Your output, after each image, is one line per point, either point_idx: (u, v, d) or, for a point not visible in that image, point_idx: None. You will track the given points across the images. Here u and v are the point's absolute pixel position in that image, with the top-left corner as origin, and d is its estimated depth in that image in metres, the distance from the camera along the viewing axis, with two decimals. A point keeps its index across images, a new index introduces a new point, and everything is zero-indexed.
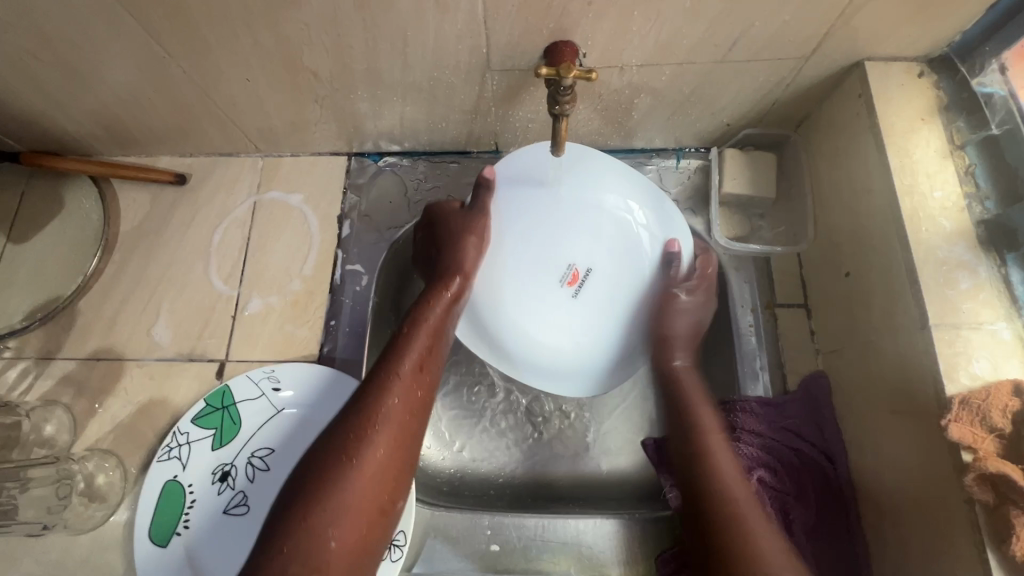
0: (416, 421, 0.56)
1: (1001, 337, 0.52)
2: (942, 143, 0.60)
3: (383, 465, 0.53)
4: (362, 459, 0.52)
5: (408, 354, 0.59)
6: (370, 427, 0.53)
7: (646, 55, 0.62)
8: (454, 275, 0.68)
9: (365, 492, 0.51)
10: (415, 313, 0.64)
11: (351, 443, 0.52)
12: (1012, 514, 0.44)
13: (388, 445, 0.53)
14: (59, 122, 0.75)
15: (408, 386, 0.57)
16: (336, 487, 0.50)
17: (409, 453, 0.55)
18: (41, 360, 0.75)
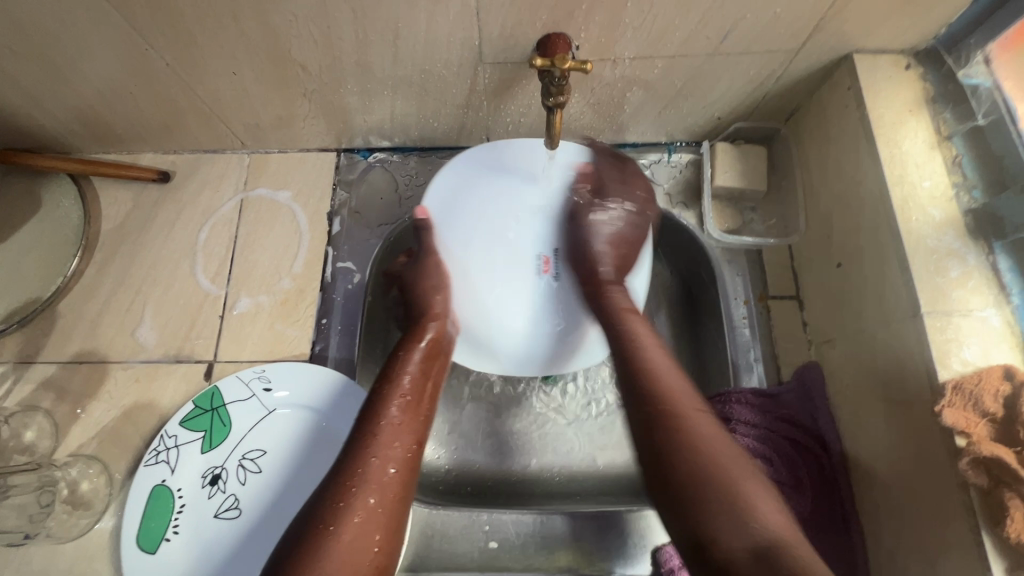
0: (399, 481, 0.53)
1: (991, 324, 0.52)
2: (930, 134, 0.61)
3: (365, 530, 0.49)
4: (339, 524, 0.48)
5: (385, 411, 0.57)
6: (348, 488, 0.50)
7: (639, 47, 0.62)
8: (428, 323, 0.67)
9: (346, 560, 0.47)
10: (388, 370, 0.62)
11: (328, 510, 0.49)
12: (1005, 497, 0.45)
13: (370, 507, 0.50)
14: (36, 118, 0.73)
15: (388, 442, 0.54)
16: (314, 556, 0.46)
17: (395, 515, 0.51)
18: (20, 364, 0.73)
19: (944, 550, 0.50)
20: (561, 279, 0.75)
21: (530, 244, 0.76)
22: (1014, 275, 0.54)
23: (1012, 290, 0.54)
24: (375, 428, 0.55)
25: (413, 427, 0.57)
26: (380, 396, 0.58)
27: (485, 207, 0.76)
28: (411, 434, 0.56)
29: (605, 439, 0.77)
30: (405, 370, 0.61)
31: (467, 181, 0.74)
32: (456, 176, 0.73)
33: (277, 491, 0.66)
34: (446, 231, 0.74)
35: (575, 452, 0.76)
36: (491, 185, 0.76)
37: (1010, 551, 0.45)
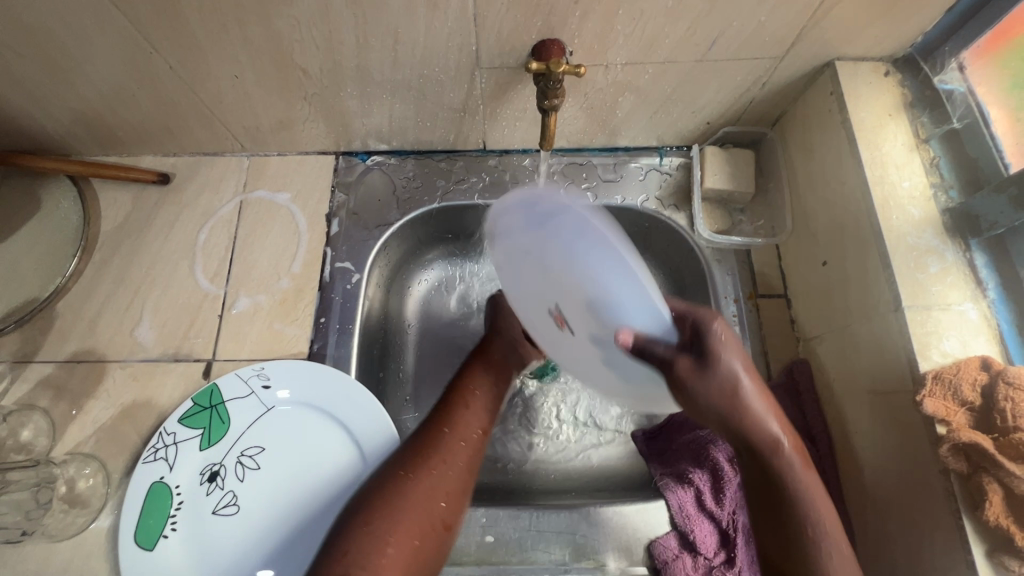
0: (467, 453, 0.58)
1: (968, 317, 0.55)
2: (908, 137, 0.63)
3: (437, 486, 0.54)
4: (416, 474, 0.54)
5: (464, 396, 0.63)
6: (427, 448, 0.57)
7: (629, 53, 0.64)
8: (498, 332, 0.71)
9: (425, 506, 0.52)
10: (470, 361, 0.68)
11: (408, 462, 0.55)
12: (984, 482, 0.47)
13: (444, 469, 0.55)
14: (37, 120, 0.74)
15: (461, 418, 0.60)
16: (396, 496, 0.52)
17: (463, 481, 0.56)
18: (18, 363, 0.73)
19: (929, 535, 0.51)
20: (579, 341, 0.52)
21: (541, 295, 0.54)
22: (989, 270, 0.56)
23: (988, 285, 0.56)
24: (453, 404, 0.62)
25: (483, 414, 0.63)
26: (458, 384, 0.64)
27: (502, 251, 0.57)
28: (480, 417, 0.62)
29: (600, 437, 0.79)
30: (484, 366, 0.66)
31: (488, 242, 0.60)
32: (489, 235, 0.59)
33: (276, 488, 0.67)
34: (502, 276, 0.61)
35: (569, 449, 0.78)
36: (499, 254, 0.58)
37: (988, 532, 0.47)
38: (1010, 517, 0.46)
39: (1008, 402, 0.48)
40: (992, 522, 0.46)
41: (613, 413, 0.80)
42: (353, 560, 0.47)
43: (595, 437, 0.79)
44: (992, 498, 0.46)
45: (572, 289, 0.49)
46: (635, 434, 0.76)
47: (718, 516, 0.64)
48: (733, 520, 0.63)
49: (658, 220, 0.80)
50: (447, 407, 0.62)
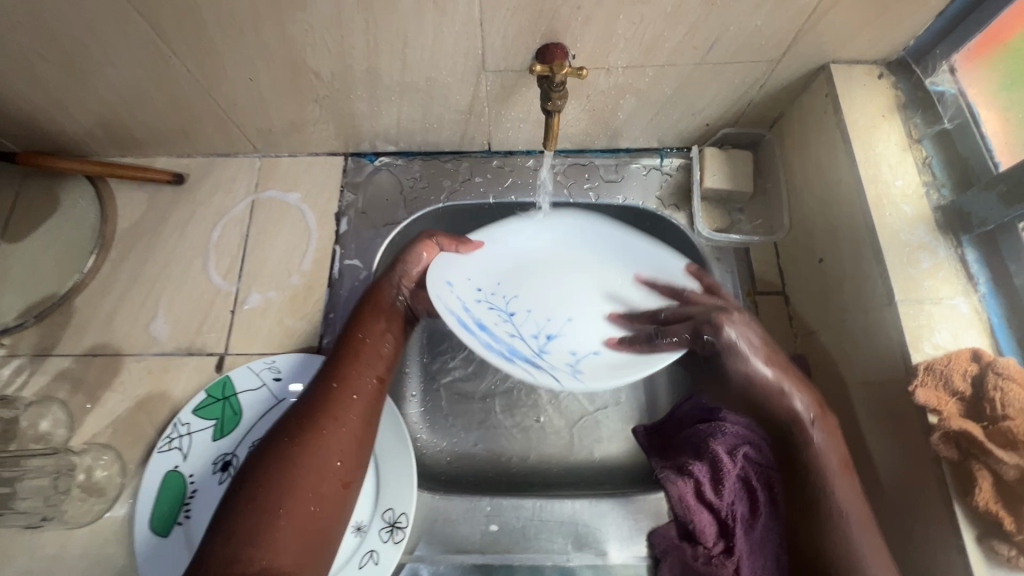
0: (360, 408, 0.59)
1: (959, 311, 0.56)
2: (901, 137, 0.65)
3: (329, 447, 0.56)
4: (304, 439, 0.55)
5: (353, 349, 0.63)
6: (316, 412, 0.57)
7: (630, 57, 0.66)
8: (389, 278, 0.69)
9: (317, 469, 0.54)
10: (360, 313, 0.67)
11: (296, 428, 0.56)
12: (975, 469, 0.48)
13: (335, 427, 0.57)
14: (58, 121, 0.77)
15: (350, 374, 0.61)
16: (286, 465, 0.53)
17: (357, 435, 0.58)
18: (36, 357, 0.75)
19: (923, 522, 0.53)
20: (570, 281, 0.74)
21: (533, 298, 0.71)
22: (980, 266, 0.58)
23: (979, 280, 0.58)
24: (341, 363, 0.62)
25: (376, 367, 0.63)
26: (349, 338, 0.64)
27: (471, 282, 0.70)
28: (373, 370, 0.63)
29: (602, 431, 0.80)
30: (377, 317, 0.67)
31: (440, 287, 0.65)
32: (473, 323, 0.64)
33: None
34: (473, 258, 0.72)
35: (571, 443, 0.80)
36: (478, 304, 0.67)
37: (979, 518, 0.49)
38: (999, 503, 0.47)
39: (998, 392, 0.49)
40: (983, 507, 0.48)
41: (615, 408, 0.82)
42: (244, 535, 0.49)
43: (596, 431, 0.80)
44: (982, 484, 0.48)
45: (576, 327, 0.69)
46: (635, 429, 0.77)
47: (718, 506, 0.64)
48: (732, 510, 0.64)
49: (659, 219, 0.82)
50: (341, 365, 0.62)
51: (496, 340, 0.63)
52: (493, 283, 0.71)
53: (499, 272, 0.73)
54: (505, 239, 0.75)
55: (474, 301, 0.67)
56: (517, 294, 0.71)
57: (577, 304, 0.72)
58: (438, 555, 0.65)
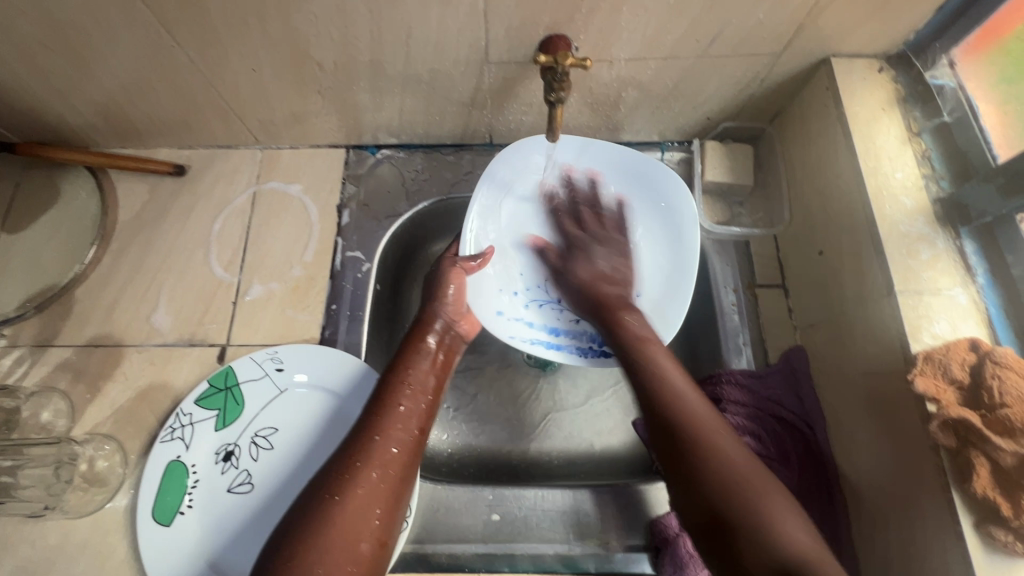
0: (401, 460, 0.56)
1: (958, 301, 0.57)
2: (901, 131, 0.66)
3: (367, 503, 0.52)
4: (346, 494, 0.51)
5: (392, 398, 0.60)
6: (357, 460, 0.54)
7: (633, 49, 0.67)
8: (432, 320, 0.69)
9: (355, 528, 0.50)
10: (403, 354, 0.66)
11: (333, 482, 0.52)
12: (973, 456, 0.49)
13: (372, 481, 0.53)
14: (59, 111, 0.76)
15: (392, 423, 0.58)
16: (320, 525, 0.49)
17: (396, 490, 0.54)
18: (38, 348, 0.75)
19: (920, 510, 0.53)
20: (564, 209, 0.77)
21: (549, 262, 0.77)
22: (979, 257, 0.59)
23: (977, 271, 0.58)
24: (381, 409, 0.59)
25: (418, 415, 0.60)
26: (390, 383, 0.62)
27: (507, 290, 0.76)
28: (416, 420, 0.59)
29: (603, 423, 0.81)
30: (419, 360, 0.65)
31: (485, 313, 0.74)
32: (547, 335, 0.75)
33: (288, 468, 0.69)
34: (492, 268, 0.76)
35: (572, 435, 0.80)
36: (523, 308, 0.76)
37: (976, 504, 0.50)
38: (997, 490, 0.48)
39: (995, 380, 0.49)
40: (980, 494, 0.49)
41: (616, 400, 0.82)
42: None
43: (598, 423, 0.81)
44: (980, 471, 0.48)
45: None
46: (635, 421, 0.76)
47: None
48: None
49: None
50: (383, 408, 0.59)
51: (574, 337, 0.75)
52: (518, 277, 0.77)
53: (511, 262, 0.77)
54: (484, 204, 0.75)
55: (523, 313, 0.76)
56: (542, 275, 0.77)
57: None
58: (440, 544, 0.66)
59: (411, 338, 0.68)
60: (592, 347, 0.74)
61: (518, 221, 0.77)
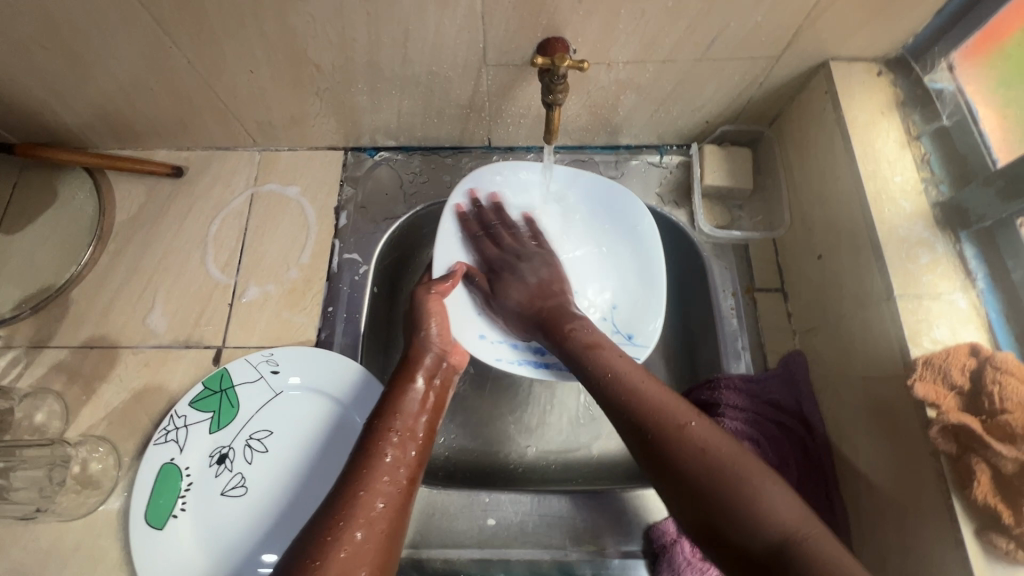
0: (389, 515, 0.53)
1: (958, 306, 0.57)
2: (900, 134, 0.66)
3: (352, 565, 0.48)
4: (327, 559, 0.47)
5: (379, 447, 0.57)
6: (340, 520, 0.50)
7: (631, 52, 0.66)
8: (424, 356, 0.66)
9: None
10: (391, 394, 0.63)
11: (315, 545, 0.48)
12: (973, 463, 0.48)
13: (356, 541, 0.49)
14: (58, 112, 0.76)
15: (378, 475, 0.55)
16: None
17: (385, 547, 0.51)
18: (33, 349, 0.75)
19: (920, 516, 0.53)
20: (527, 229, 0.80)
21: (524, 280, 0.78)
22: (978, 261, 0.58)
23: (977, 275, 0.58)
24: (366, 462, 0.56)
25: (404, 464, 0.57)
26: (376, 433, 0.58)
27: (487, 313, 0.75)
28: (403, 470, 0.57)
29: (600, 428, 0.80)
30: (407, 403, 0.62)
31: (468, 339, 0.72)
32: (532, 354, 0.74)
33: (282, 471, 0.68)
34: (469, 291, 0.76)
35: (569, 440, 0.80)
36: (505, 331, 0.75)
37: (977, 512, 0.49)
38: (998, 496, 0.47)
39: (996, 385, 0.49)
40: (981, 501, 0.48)
41: None
42: None
43: (595, 428, 0.80)
44: (980, 478, 0.48)
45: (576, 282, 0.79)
46: None
47: None
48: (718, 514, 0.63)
49: (660, 216, 0.83)
50: (370, 459, 0.56)
51: (560, 355, 0.73)
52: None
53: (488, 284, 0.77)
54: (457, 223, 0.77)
55: (506, 335, 0.75)
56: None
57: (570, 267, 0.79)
58: (435, 549, 0.65)
59: (400, 379, 0.64)
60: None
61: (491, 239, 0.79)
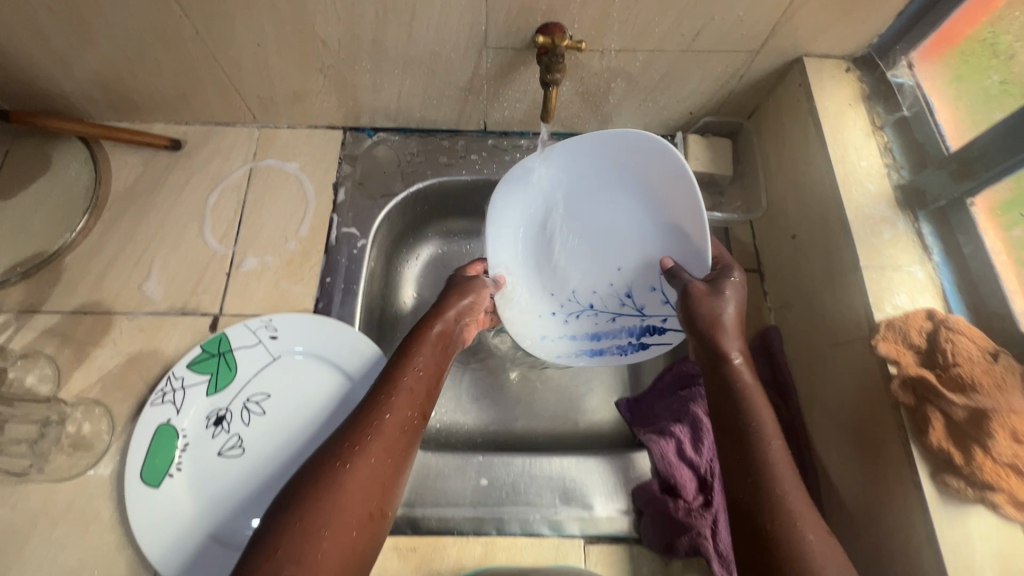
0: (405, 441, 0.58)
1: (916, 277, 0.62)
2: (866, 124, 0.72)
3: (372, 473, 0.54)
4: (352, 464, 0.54)
5: (399, 380, 0.62)
6: (363, 434, 0.56)
7: (623, 40, 0.71)
8: (440, 312, 0.70)
9: (356, 495, 0.52)
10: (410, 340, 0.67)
11: (343, 451, 0.55)
12: (929, 411, 0.54)
13: (378, 455, 0.56)
14: (59, 79, 0.77)
15: (397, 403, 0.60)
16: (331, 490, 0.52)
17: (397, 467, 0.57)
18: (23, 313, 0.75)
19: (883, 466, 0.58)
20: (572, 210, 0.75)
21: (576, 267, 0.77)
22: (934, 238, 0.64)
23: (933, 250, 0.64)
24: (391, 390, 0.61)
25: (422, 399, 0.62)
26: (395, 367, 0.63)
27: (544, 309, 0.79)
28: (418, 403, 0.62)
29: (587, 402, 0.85)
30: (423, 347, 0.66)
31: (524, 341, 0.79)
32: (589, 342, 0.79)
33: (280, 433, 0.70)
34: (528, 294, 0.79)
35: (557, 413, 0.84)
36: (566, 325, 0.79)
37: (933, 457, 0.54)
38: (949, 441, 0.53)
39: (949, 343, 0.55)
40: (936, 445, 0.53)
41: (600, 381, 0.87)
42: (286, 554, 0.47)
43: (582, 401, 0.85)
44: (935, 424, 0.53)
45: (625, 261, 0.74)
46: (619, 402, 0.82)
47: (696, 463, 0.70)
48: (710, 466, 0.70)
49: None
50: (390, 388, 0.61)
51: (614, 337, 0.78)
52: (551, 298, 0.79)
53: (539, 278, 0.78)
54: (497, 225, 0.76)
55: (567, 327, 0.79)
56: (571, 288, 0.78)
57: (614, 245, 0.75)
58: (431, 506, 0.68)
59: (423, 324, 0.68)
60: (627, 347, 0.78)
61: (534, 232, 0.77)
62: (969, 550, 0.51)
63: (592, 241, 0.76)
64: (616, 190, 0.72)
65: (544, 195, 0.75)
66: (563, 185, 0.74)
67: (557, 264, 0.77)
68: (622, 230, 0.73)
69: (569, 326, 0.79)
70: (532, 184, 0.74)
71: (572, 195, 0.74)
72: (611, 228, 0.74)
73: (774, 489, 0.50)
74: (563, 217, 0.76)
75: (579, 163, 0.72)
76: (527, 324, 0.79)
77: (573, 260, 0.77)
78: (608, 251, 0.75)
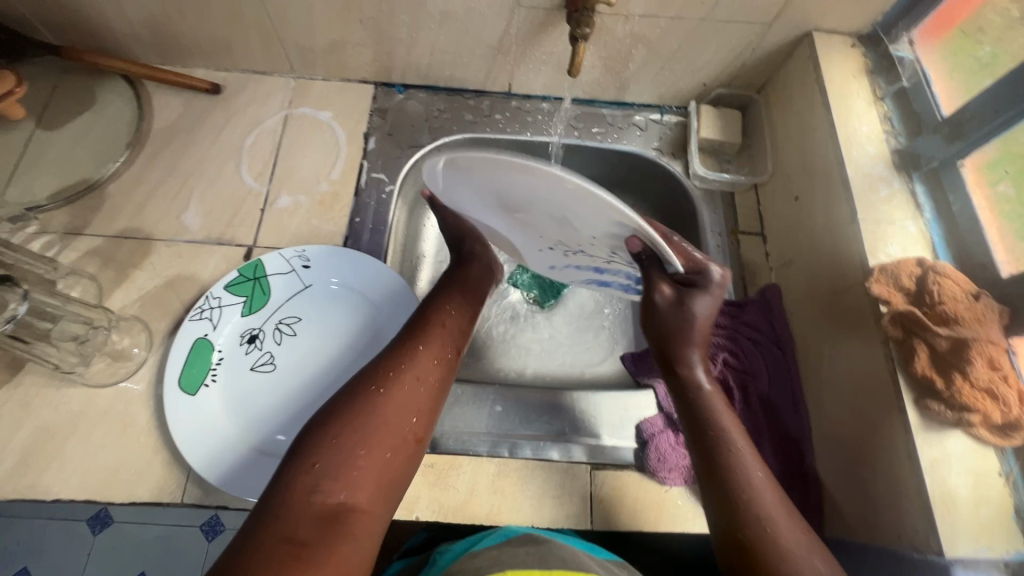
0: (439, 371, 0.59)
1: (909, 230, 0.67)
2: (869, 94, 0.77)
3: (407, 400, 0.54)
4: (388, 390, 0.54)
5: (435, 317, 0.63)
6: (399, 363, 0.57)
7: (648, 6, 0.75)
8: (472, 261, 0.74)
9: (391, 418, 0.53)
10: (441, 286, 0.70)
11: (377, 377, 0.55)
12: (915, 343, 0.59)
13: (415, 382, 0.56)
14: (110, 18, 0.81)
15: (432, 337, 0.61)
16: (366, 410, 0.52)
17: (431, 396, 0.57)
18: (67, 235, 0.79)
19: (873, 400, 0.63)
20: (515, 194, 0.55)
21: (547, 233, 0.62)
22: (927, 197, 0.70)
23: (925, 208, 0.69)
24: (425, 325, 0.62)
25: (454, 335, 0.64)
26: (431, 307, 0.65)
27: (534, 248, 0.70)
28: (451, 340, 0.63)
29: (595, 353, 0.90)
30: (454, 292, 0.68)
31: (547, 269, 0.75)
32: (589, 275, 0.71)
33: (309, 354, 0.74)
34: (520, 240, 0.69)
35: (565, 361, 0.89)
36: (559, 260, 0.70)
37: (916, 382, 0.59)
38: (932, 368, 0.58)
39: (936, 285, 0.60)
40: (920, 372, 0.58)
41: (606, 335, 0.92)
42: (325, 467, 0.48)
43: (588, 354, 0.90)
44: (920, 353, 0.58)
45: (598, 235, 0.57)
46: (624, 355, 0.85)
47: None
48: None
49: (658, 167, 0.92)
50: (424, 325, 0.62)
51: (615, 278, 0.70)
52: (540, 244, 0.67)
53: (524, 230, 0.65)
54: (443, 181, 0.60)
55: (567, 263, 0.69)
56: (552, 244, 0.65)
57: (572, 224, 0.57)
58: (452, 426, 0.73)
59: (455, 275, 0.71)
60: (632, 284, 0.69)
61: (493, 199, 0.59)
62: (947, 471, 0.56)
63: (551, 219, 0.57)
64: (555, 192, 0.50)
65: (481, 176, 0.54)
66: (491, 175, 0.52)
67: (529, 225, 0.63)
68: (582, 220, 0.55)
69: (564, 264, 0.70)
70: (452, 167, 0.54)
71: (505, 183, 0.53)
72: (565, 214, 0.55)
73: (741, 475, 0.56)
74: (511, 195, 0.56)
75: (493, 166, 0.50)
76: (536, 259, 0.72)
77: (540, 227, 0.61)
78: (569, 228, 0.58)
